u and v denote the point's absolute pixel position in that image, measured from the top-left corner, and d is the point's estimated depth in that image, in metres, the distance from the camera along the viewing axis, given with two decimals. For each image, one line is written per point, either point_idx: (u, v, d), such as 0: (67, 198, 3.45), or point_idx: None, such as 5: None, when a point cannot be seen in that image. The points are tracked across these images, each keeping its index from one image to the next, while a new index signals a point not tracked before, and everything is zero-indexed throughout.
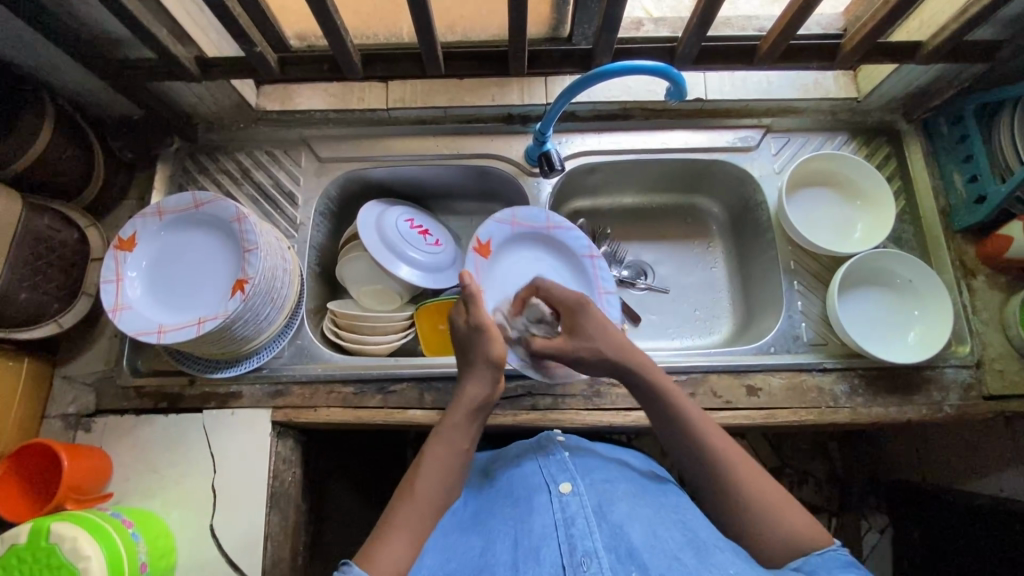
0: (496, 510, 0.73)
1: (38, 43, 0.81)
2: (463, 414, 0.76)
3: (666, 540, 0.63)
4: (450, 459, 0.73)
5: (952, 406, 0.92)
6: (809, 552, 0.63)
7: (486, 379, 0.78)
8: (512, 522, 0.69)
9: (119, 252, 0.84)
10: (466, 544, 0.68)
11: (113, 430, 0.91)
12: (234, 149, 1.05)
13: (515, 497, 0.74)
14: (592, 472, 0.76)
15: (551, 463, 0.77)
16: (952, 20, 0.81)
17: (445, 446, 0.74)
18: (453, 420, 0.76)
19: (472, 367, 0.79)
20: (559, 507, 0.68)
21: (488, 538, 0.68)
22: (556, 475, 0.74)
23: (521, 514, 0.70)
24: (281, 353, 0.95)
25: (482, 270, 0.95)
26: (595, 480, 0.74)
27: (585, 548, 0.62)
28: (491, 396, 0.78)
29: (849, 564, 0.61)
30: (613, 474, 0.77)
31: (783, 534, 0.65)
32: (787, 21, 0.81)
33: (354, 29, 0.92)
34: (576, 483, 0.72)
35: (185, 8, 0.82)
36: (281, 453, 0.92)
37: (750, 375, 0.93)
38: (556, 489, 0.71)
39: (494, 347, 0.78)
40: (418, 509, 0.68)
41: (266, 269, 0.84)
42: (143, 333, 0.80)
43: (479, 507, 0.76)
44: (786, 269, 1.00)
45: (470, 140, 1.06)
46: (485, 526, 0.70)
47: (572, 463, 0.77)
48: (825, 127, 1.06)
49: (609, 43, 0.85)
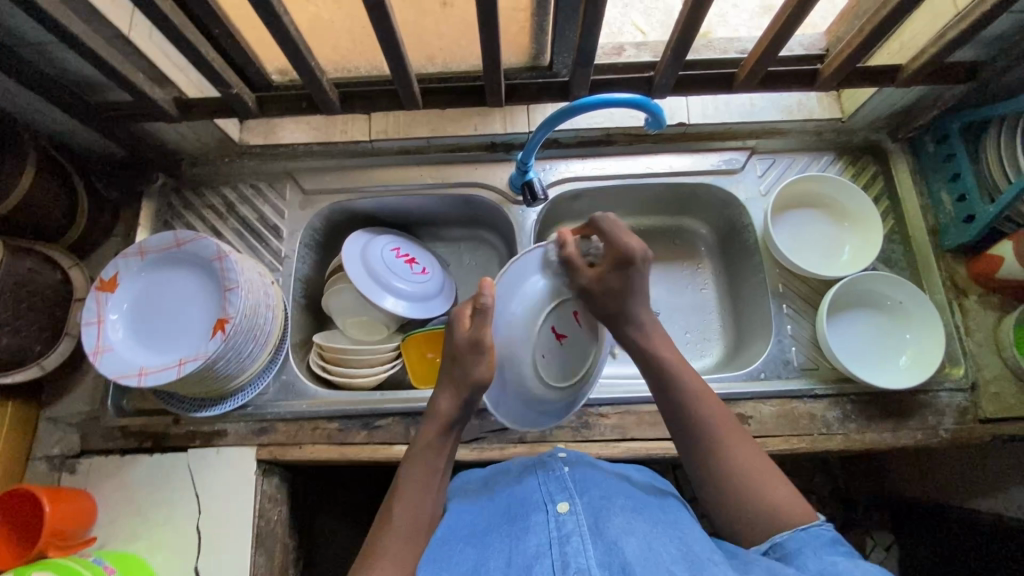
0: (494, 526, 0.68)
1: (19, 90, 0.82)
2: (434, 433, 0.75)
3: (661, 554, 0.59)
4: (427, 479, 0.72)
5: (948, 430, 0.90)
6: (795, 527, 0.63)
7: (462, 398, 0.76)
8: (507, 540, 0.64)
9: (101, 293, 0.84)
10: (461, 558, 0.63)
11: (98, 471, 0.91)
12: (219, 184, 1.05)
13: (512, 513, 0.68)
14: (593, 486, 0.70)
15: (551, 480, 0.72)
16: (932, 42, 0.80)
17: (418, 467, 0.73)
18: (426, 438, 0.75)
19: (450, 387, 0.77)
20: (554, 526, 0.63)
21: (481, 553, 0.63)
22: (555, 493, 0.69)
23: (517, 534, 0.64)
24: (266, 389, 0.94)
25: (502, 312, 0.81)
26: (593, 495, 0.68)
27: (578, 565, 0.58)
28: (463, 412, 0.77)
29: (836, 541, 0.62)
30: (615, 488, 0.71)
31: (782, 531, 0.64)
32: (764, 49, 0.80)
33: (334, 63, 0.92)
34: (574, 502, 0.67)
35: (165, 52, 0.83)
36: (267, 492, 0.91)
37: (740, 403, 0.91)
38: (554, 508, 0.66)
39: (482, 368, 0.75)
40: (400, 533, 0.67)
41: (247, 307, 0.83)
42: (124, 376, 0.79)
43: (476, 518, 0.71)
44: (775, 292, 0.98)
45: (454, 169, 1.06)
46: (481, 540, 0.66)
47: (573, 478, 0.71)
48: (810, 147, 1.05)
49: (585, 76, 0.85)
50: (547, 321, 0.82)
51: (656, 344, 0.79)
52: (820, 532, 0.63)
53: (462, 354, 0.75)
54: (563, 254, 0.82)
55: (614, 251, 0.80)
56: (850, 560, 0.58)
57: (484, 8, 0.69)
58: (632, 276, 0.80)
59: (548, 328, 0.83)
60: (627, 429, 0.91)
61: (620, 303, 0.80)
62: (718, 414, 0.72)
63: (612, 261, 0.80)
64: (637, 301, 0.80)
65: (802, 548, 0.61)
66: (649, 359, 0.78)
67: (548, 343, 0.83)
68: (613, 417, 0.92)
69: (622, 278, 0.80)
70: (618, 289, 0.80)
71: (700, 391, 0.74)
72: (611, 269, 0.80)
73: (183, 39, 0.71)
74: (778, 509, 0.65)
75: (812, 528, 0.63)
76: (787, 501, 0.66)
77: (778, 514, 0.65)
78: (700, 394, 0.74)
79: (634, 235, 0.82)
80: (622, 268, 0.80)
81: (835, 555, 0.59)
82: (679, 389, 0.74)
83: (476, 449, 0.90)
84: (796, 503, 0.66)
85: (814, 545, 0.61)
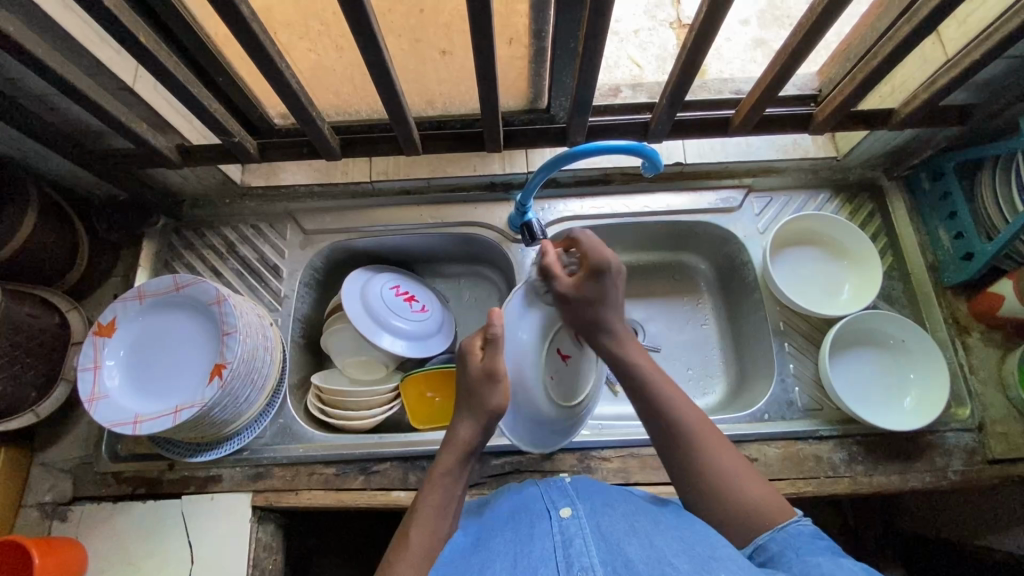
0: (497, 531, 0.64)
1: (23, 140, 0.84)
2: (455, 458, 0.71)
3: (664, 549, 0.57)
4: (445, 506, 0.67)
5: (956, 472, 0.88)
6: (775, 528, 0.62)
7: (483, 424, 0.72)
8: (511, 544, 0.61)
9: (98, 338, 0.84)
10: (464, 564, 0.59)
11: (90, 518, 0.89)
12: (220, 224, 1.06)
13: (514, 520, 0.65)
14: (594, 496, 0.68)
15: (553, 489, 0.69)
16: (922, 89, 0.82)
17: (438, 492, 0.68)
18: (446, 464, 0.70)
19: (471, 413, 0.73)
20: (557, 530, 0.60)
21: (486, 558, 0.59)
22: (556, 500, 0.66)
23: (519, 537, 0.61)
24: (263, 433, 0.93)
25: (510, 329, 0.79)
26: (595, 502, 0.66)
27: (581, 564, 0.55)
28: (484, 440, 0.73)
29: (814, 535, 0.61)
30: (618, 495, 0.69)
31: (761, 533, 0.62)
32: (757, 97, 0.82)
33: (336, 106, 0.93)
34: (577, 508, 0.64)
35: (168, 102, 0.84)
36: (261, 540, 0.89)
37: (744, 445, 0.90)
38: (556, 513, 0.63)
39: (501, 397, 0.72)
40: (412, 561, 0.62)
41: (245, 352, 0.83)
42: (119, 424, 0.78)
43: (477, 530, 0.67)
44: (776, 330, 0.98)
45: (454, 209, 1.06)
46: (484, 547, 0.62)
47: (574, 489, 0.69)
48: (807, 186, 1.06)
49: (582, 123, 0.87)
50: (558, 341, 0.83)
51: (628, 348, 0.75)
52: (799, 529, 0.62)
53: (473, 387, 0.73)
54: (542, 265, 0.80)
55: (588, 263, 0.77)
56: (832, 560, 0.56)
57: (482, 62, 0.71)
58: (607, 287, 0.76)
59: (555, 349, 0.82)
60: (630, 473, 0.90)
61: (596, 312, 0.75)
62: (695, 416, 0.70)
63: (586, 271, 0.77)
64: (613, 309, 0.76)
65: (786, 550, 0.60)
66: (627, 372, 0.74)
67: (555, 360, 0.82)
68: (616, 461, 0.90)
69: (598, 286, 0.76)
70: (592, 298, 0.76)
71: (680, 398, 0.71)
72: (587, 279, 0.76)
73: (188, 93, 0.72)
74: (754, 512, 0.63)
75: (790, 527, 0.62)
76: (768, 501, 0.65)
77: (764, 515, 0.63)
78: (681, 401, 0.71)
79: (608, 246, 0.79)
80: (595, 279, 0.76)
81: (820, 557, 0.57)
82: (659, 397, 0.71)
83: (476, 494, 0.88)
84: (774, 501, 0.65)
85: (796, 546, 0.59)
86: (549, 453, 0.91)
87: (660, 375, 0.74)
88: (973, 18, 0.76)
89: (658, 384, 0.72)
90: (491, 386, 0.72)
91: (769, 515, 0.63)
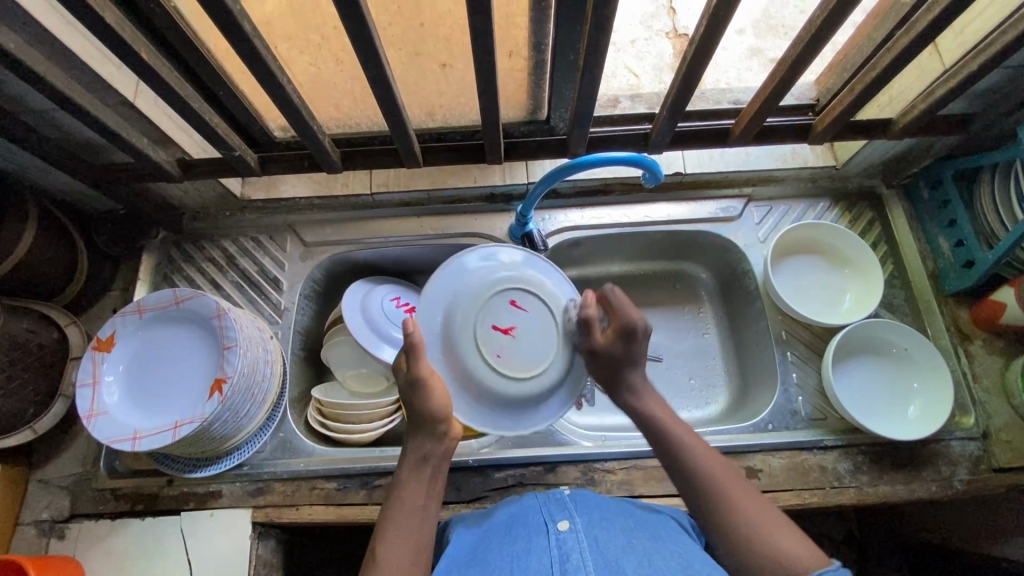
0: (494, 546, 0.64)
1: (21, 156, 0.83)
2: (411, 470, 0.69)
3: (660, 567, 0.56)
4: (412, 516, 0.65)
5: (962, 481, 0.88)
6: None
7: (430, 431, 0.70)
8: (508, 558, 0.60)
9: (97, 353, 0.83)
10: None
11: (88, 536, 0.88)
12: (219, 237, 1.06)
13: (513, 534, 0.64)
14: (592, 509, 0.67)
15: (552, 502, 0.69)
16: (921, 99, 0.82)
17: (402, 503, 0.66)
18: (405, 477, 0.69)
19: (419, 425, 0.71)
20: (555, 545, 0.60)
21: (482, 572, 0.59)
22: (555, 513, 0.66)
23: (516, 553, 0.60)
24: (263, 447, 0.92)
25: (424, 322, 0.78)
26: (594, 515, 0.65)
27: None
28: (439, 445, 0.71)
29: None
30: (616, 509, 0.69)
31: None
32: (757, 108, 0.82)
33: (337, 119, 0.93)
34: (575, 520, 0.63)
35: (168, 117, 0.85)
36: (261, 556, 0.88)
37: (748, 456, 0.89)
38: (554, 526, 0.63)
39: (436, 398, 0.71)
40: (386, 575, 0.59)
41: (246, 366, 0.82)
42: (117, 440, 0.77)
43: (474, 544, 0.66)
44: (778, 340, 0.98)
45: (454, 220, 1.06)
46: (481, 561, 0.61)
47: (573, 502, 0.68)
48: (806, 195, 1.06)
49: (583, 134, 0.87)
50: (490, 316, 0.78)
51: (648, 403, 0.76)
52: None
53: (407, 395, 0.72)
54: (581, 316, 0.79)
55: (620, 324, 0.78)
56: None
57: (483, 76, 0.71)
58: (635, 350, 0.78)
59: (488, 324, 0.78)
60: (634, 485, 0.89)
61: (620, 369, 0.78)
62: (712, 462, 0.68)
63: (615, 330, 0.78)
64: (637, 368, 0.78)
65: None
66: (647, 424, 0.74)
67: (493, 338, 0.78)
68: (619, 473, 0.90)
69: (626, 348, 0.78)
70: (621, 360, 0.78)
71: (694, 443, 0.70)
72: (614, 339, 0.77)
73: (189, 109, 0.72)
74: (785, 560, 0.59)
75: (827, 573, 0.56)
76: (797, 545, 0.60)
77: (795, 567, 0.58)
78: (696, 447, 0.70)
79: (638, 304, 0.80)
80: (624, 340, 0.77)
81: None
82: (673, 444, 0.71)
83: (478, 508, 0.88)
84: (805, 547, 0.60)
85: None
86: (552, 466, 0.90)
87: (674, 419, 0.74)
88: (969, 29, 0.77)
89: (675, 430, 0.72)
90: (420, 391, 0.70)
91: (800, 560, 0.59)
